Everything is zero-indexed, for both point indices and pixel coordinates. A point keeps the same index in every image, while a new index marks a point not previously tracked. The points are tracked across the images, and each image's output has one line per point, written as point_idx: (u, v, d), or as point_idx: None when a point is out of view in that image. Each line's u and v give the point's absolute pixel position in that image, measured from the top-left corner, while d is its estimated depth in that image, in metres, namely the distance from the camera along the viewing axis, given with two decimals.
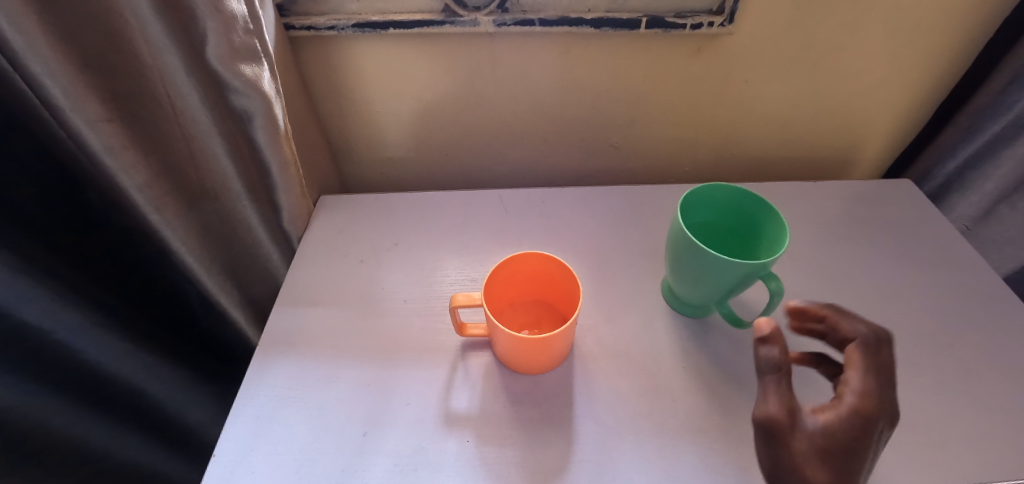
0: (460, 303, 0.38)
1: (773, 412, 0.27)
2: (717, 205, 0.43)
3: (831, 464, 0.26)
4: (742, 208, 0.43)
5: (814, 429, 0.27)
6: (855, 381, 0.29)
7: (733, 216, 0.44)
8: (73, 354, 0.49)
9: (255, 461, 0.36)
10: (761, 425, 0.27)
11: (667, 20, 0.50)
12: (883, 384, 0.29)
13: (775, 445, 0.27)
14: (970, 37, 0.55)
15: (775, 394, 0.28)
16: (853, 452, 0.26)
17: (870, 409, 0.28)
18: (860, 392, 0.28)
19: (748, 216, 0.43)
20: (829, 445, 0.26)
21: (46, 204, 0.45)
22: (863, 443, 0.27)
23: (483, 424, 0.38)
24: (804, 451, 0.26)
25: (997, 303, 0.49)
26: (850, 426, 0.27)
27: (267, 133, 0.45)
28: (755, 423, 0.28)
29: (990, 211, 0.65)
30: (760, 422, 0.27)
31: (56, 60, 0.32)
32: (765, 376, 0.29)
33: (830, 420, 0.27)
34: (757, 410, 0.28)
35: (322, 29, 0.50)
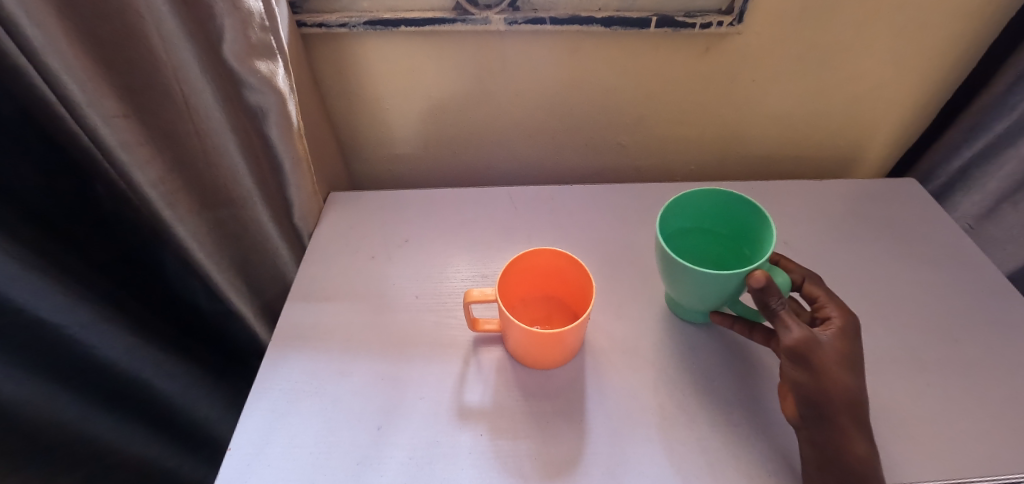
0: (474, 298, 0.38)
1: (802, 336, 0.33)
2: (688, 210, 0.44)
3: (849, 365, 0.34)
4: (713, 205, 0.43)
5: (825, 339, 0.34)
6: (828, 305, 0.38)
7: (708, 215, 0.44)
8: (83, 348, 0.49)
9: (271, 453, 0.36)
10: (795, 347, 0.33)
11: (677, 19, 0.50)
12: (837, 304, 0.38)
13: (807, 359, 0.33)
14: (974, 39, 0.55)
15: (793, 320, 0.34)
16: (850, 353, 0.35)
17: (845, 321, 0.37)
18: (835, 311, 0.37)
19: (722, 209, 0.43)
20: (844, 353, 0.34)
21: (58, 199, 0.45)
22: (849, 345, 0.35)
23: (496, 418, 0.38)
24: (828, 358, 0.33)
25: (1001, 300, 0.49)
26: (838, 334, 0.35)
27: (281, 130, 0.45)
28: (788, 349, 0.33)
29: (992, 210, 0.65)
30: (794, 347, 0.33)
31: (74, 55, 0.33)
32: (781, 312, 0.34)
33: (836, 335, 0.35)
34: (787, 337, 0.33)
35: (334, 26, 0.51)
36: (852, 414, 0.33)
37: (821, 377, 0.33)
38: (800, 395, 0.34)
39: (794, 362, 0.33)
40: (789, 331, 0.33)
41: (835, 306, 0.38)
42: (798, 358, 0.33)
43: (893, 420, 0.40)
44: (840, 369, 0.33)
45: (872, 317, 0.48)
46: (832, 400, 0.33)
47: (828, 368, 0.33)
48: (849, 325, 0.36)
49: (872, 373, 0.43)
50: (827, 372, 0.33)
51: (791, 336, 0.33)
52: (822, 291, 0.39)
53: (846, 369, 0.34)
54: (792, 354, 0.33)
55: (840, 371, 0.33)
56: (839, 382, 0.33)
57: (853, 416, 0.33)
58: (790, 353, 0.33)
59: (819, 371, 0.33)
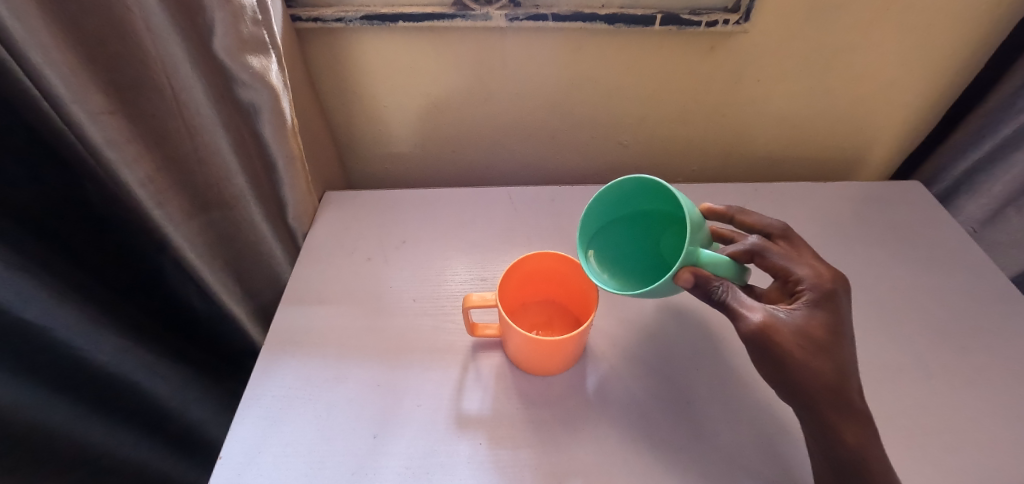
0: (473, 303, 0.37)
1: (755, 323, 0.31)
2: (603, 215, 0.40)
3: (821, 349, 0.31)
4: (623, 195, 0.39)
5: (787, 319, 0.32)
6: (800, 274, 0.34)
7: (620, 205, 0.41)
8: (72, 351, 0.48)
9: (263, 463, 0.35)
10: (754, 334, 0.31)
11: (682, 17, 0.49)
12: (801, 274, 0.34)
13: (770, 347, 0.31)
14: (981, 40, 0.55)
15: (744, 306, 0.31)
16: (823, 330, 0.32)
17: (817, 292, 0.33)
18: (808, 281, 0.34)
19: (627, 194, 0.39)
20: (813, 334, 0.31)
21: (45, 198, 0.43)
22: (819, 321, 0.32)
23: (496, 426, 0.37)
24: (794, 342, 0.31)
25: (1008, 305, 0.49)
26: (806, 311, 0.32)
27: (274, 127, 0.44)
28: (747, 340, 0.31)
29: (996, 213, 0.65)
30: (751, 337, 0.31)
31: (57, 47, 0.31)
32: (728, 301, 0.32)
33: (806, 313, 0.32)
34: (743, 328, 0.31)
35: (330, 20, 0.49)
36: (833, 399, 0.31)
37: (791, 366, 0.31)
38: (779, 385, 0.32)
39: (758, 351, 0.31)
40: (742, 318, 0.31)
41: (800, 278, 0.34)
42: (760, 347, 0.31)
43: (901, 429, 0.39)
44: (808, 350, 0.31)
45: (878, 322, 0.47)
46: (809, 388, 0.31)
47: (795, 354, 0.31)
48: (819, 297, 0.33)
49: (879, 380, 0.42)
50: (795, 358, 0.31)
51: (747, 325, 0.31)
52: (785, 259, 0.35)
53: (817, 351, 0.31)
54: (753, 343, 0.31)
55: (811, 355, 0.31)
56: (812, 368, 0.31)
57: (837, 403, 0.31)
58: (751, 342, 0.31)
59: (787, 359, 0.31)
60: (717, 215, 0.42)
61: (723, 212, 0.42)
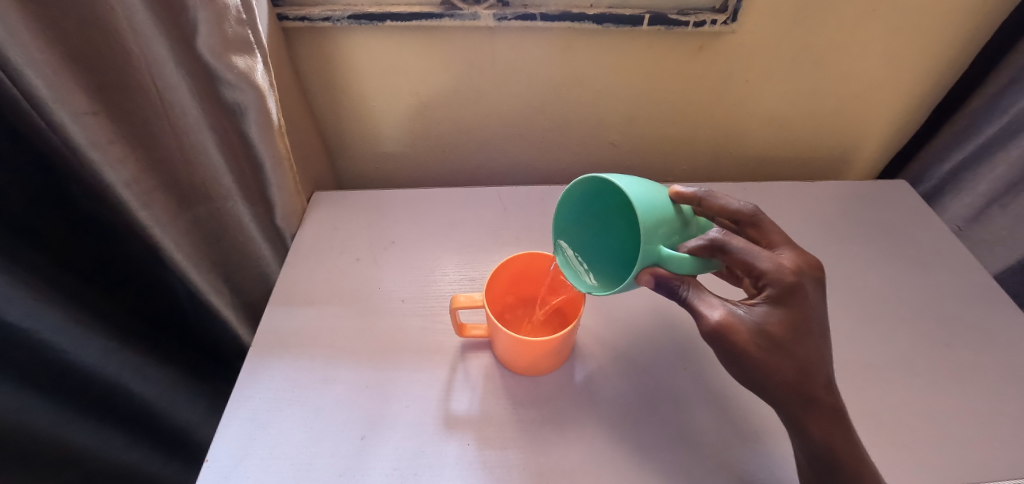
0: (461, 304, 0.37)
1: (713, 322, 0.31)
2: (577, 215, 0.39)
3: (784, 350, 0.30)
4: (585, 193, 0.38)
5: (746, 317, 0.31)
6: (765, 268, 0.31)
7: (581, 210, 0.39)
8: (58, 354, 0.47)
9: (250, 465, 0.35)
10: (713, 333, 0.31)
11: (670, 18, 0.50)
12: (765, 269, 0.31)
13: (728, 346, 0.31)
14: (965, 40, 0.55)
15: (704, 305, 0.32)
16: (782, 328, 0.30)
17: (780, 287, 0.31)
18: (771, 275, 0.31)
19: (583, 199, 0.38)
20: (775, 336, 0.30)
21: (27, 199, 0.43)
22: (778, 319, 0.30)
23: (484, 426, 0.37)
24: (752, 342, 0.30)
25: (989, 303, 0.49)
26: (767, 308, 0.31)
27: (260, 128, 0.43)
28: (708, 338, 0.32)
29: (981, 212, 0.65)
30: (711, 335, 0.31)
31: (37, 47, 0.31)
32: (688, 299, 0.32)
33: (767, 312, 0.31)
34: (703, 326, 0.31)
35: (317, 20, 0.49)
36: (796, 395, 0.31)
37: (750, 364, 0.31)
38: (744, 381, 0.32)
39: (718, 349, 0.32)
40: (701, 317, 0.31)
41: (763, 273, 0.31)
42: (719, 345, 0.31)
43: (884, 426, 0.39)
44: (767, 350, 0.30)
45: (862, 320, 0.47)
46: (770, 385, 0.31)
47: (754, 354, 0.30)
48: (781, 292, 0.31)
49: (862, 377, 0.43)
50: (753, 357, 0.30)
51: (706, 325, 0.31)
52: (750, 252, 0.31)
53: (775, 350, 0.30)
54: (713, 341, 0.31)
55: (770, 354, 0.30)
56: (771, 367, 0.30)
57: (800, 398, 0.31)
58: (711, 340, 0.31)
59: (746, 358, 0.31)
60: (687, 199, 0.33)
61: (690, 197, 0.33)
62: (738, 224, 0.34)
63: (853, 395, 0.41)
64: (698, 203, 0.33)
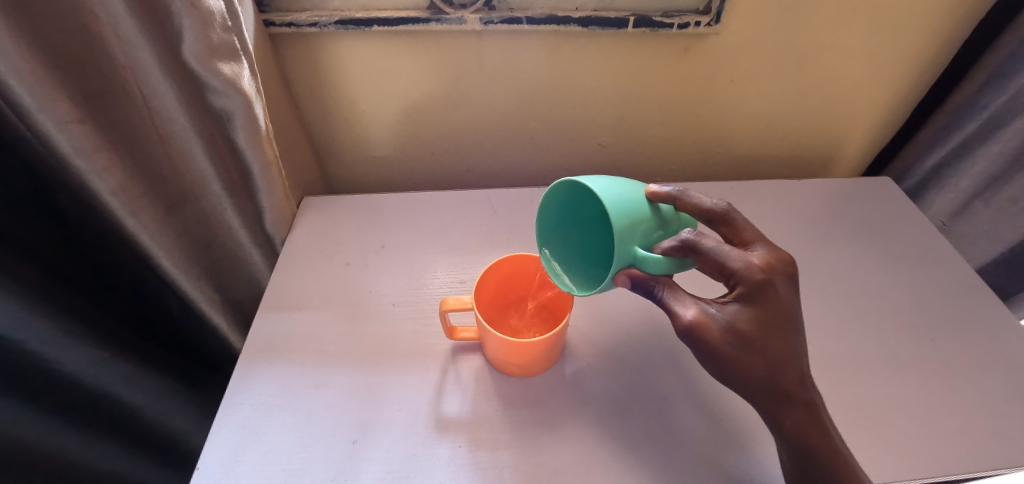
0: (450, 307, 0.37)
1: (686, 320, 0.31)
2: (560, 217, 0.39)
3: (753, 348, 0.31)
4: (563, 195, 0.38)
5: (718, 315, 0.31)
6: (736, 267, 0.31)
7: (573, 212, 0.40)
8: (47, 363, 0.47)
9: (242, 472, 0.35)
10: (686, 331, 0.32)
11: (655, 20, 0.50)
12: (735, 268, 0.31)
13: (700, 344, 0.31)
14: (944, 38, 0.56)
15: (679, 303, 0.32)
16: (753, 327, 0.31)
17: (749, 286, 0.31)
18: (741, 274, 0.31)
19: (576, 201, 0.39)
20: (744, 334, 0.31)
21: (15, 209, 0.42)
22: (748, 317, 0.31)
23: (476, 428, 0.38)
24: (723, 339, 0.31)
25: (971, 297, 0.50)
26: (737, 307, 0.31)
27: (248, 134, 0.43)
28: (681, 335, 0.32)
29: (964, 206, 0.66)
30: (684, 332, 0.32)
31: (20, 55, 0.30)
32: (663, 298, 0.32)
33: (737, 311, 0.31)
34: (677, 324, 0.32)
35: (304, 25, 0.49)
36: (769, 391, 0.31)
37: (722, 362, 0.31)
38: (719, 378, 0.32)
39: (692, 345, 0.32)
40: (674, 315, 0.32)
41: (733, 272, 0.31)
42: (692, 342, 0.32)
43: (871, 420, 0.40)
44: (737, 347, 0.31)
45: (848, 316, 0.48)
46: (744, 382, 0.31)
47: (726, 352, 0.31)
48: (751, 292, 0.31)
49: (849, 372, 0.43)
50: (724, 355, 0.31)
51: (679, 324, 0.32)
52: (721, 251, 0.31)
53: (745, 348, 0.31)
54: (686, 339, 0.32)
55: (741, 351, 0.31)
56: (742, 364, 0.31)
57: (774, 394, 0.31)
58: (685, 338, 0.32)
59: (718, 356, 0.31)
60: (664, 197, 0.33)
61: (665, 196, 0.33)
62: (711, 223, 0.34)
63: (840, 390, 0.42)
64: (673, 202, 0.33)
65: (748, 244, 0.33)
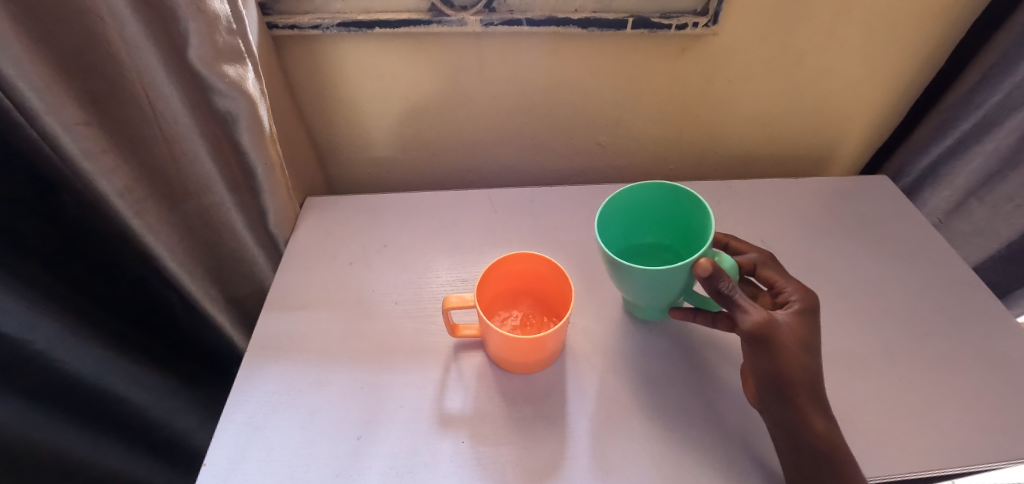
0: (453, 305, 0.38)
1: (758, 318, 0.33)
2: (612, 226, 0.43)
3: (806, 349, 0.35)
4: (628, 206, 0.43)
5: (783, 319, 0.35)
6: (788, 288, 0.38)
7: (619, 216, 0.43)
8: (54, 363, 0.47)
9: (248, 468, 0.36)
10: (755, 332, 0.33)
11: (653, 21, 0.51)
12: (792, 290, 0.38)
13: (767, 340, 0.34)
14: (939, 38, 0.57)
15: (750, 304, 0.34)
16: (807, 334, 0.35)
17: (804, 304, 0.37)
18: (794, 294, 0.38)
19: (627, 207, 0.43)
20: (804, 336, 0.35)
21: (22, 209, 0.43)
22: (806, 325, 0.36)
23: (478, 423, 0.38)
24: (787, 339, 0.34)
25: (967, 293, 0.51)
26: (795, 317, 0.36)
27: (252, 135, 0.44)
28: (748, 334, 0.34)
29: (960, 205, 0.68)
30: (755, 330, 0.33)
31: (29, 58, 0.31)
32: (738, 298, 0.34)
33: (798, 317, 0.36)
34: (746, 322, 0.33)
35: (306, 28, 0.50)
36: (809, 389, 0.34)
37: (781, 358, 0.34)
38: (761, 373, 0.34)
39: (755, 345, 0.34)
40: (748, 313, 0.33)
41: (791, 292, 0.38)
42: (758, 341, 0.34)
43: (867, 415, 0.40)
44: (798, 346, 0.34)
45: (846, 312, 0.48)
46: (788, 375, 0.34)
47: (786, 349, 0.34)
48: (803, 308, 0.37)
49: (847, 368, 0.44)
50: (784, 349, 0.34)
51: (750, 318, 0.33)
52: (777, 275, 0.40)
53: (802, 348, 0.34)
54: (752, 338, 0.34)
55: (798, 351, 0.34)
56: (797, 361, 0.34)
57: (812, 391, 0.34)
58: (750, 337, 0.34)
59: (779, 353, 0.34)
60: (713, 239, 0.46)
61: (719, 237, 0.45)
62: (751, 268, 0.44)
63: (838, 385, 0.42)
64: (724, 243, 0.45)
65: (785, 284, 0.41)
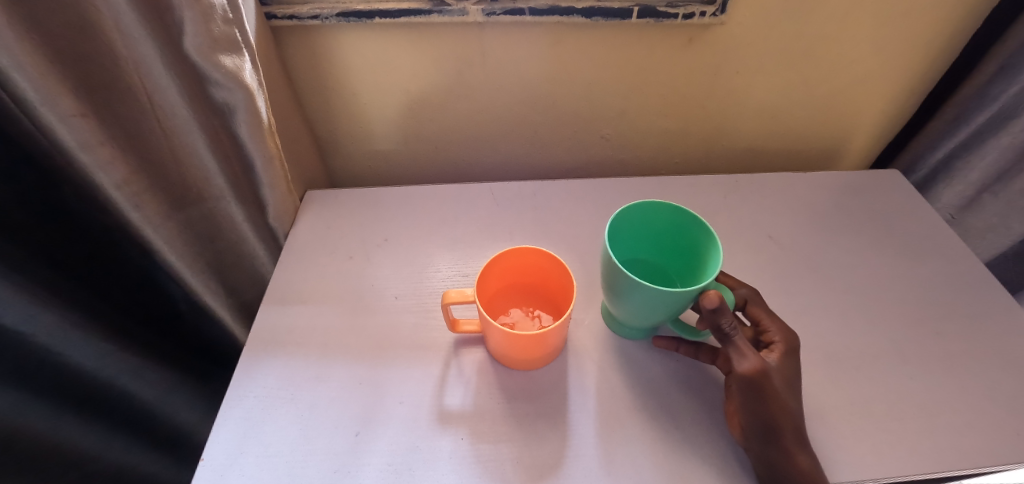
0: (452, 300, 0.37)
1: (753, 363, 0.34)
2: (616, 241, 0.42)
3: (791, 392, 0.34)
4: (633, 224, 0.41)
5: (771, 364, 0.35)
6: (772, 328, 0.37)
7: (624, 231, 0.41)
8: (55, 356, 0.47)
9: (246, 463, 0.35)
10: (750, 377, 0.34)
11: (659, 10, 0.49)
12: (776, 329, 0.37)
13: (761, 385, 0.34)
14: (957, 28, 0.55)
15: (746, 348, 0.34)
16: (791, 378, 0.35)
17: (786, 345, 0.36)
18: (778, 334, 0.37)
19: (632, 222, 0.41)
20: (788, 379, 0.35)
21: (20, 202, 0.42)
22: (790, 368, 0.35)
23: (478, 421, 0.38)
24: (778, 383, 0.34)
25: (980, 291, 0.50)
26: (780, 360, 0.35)
27: (250, 127, 0.43)
28: (742, 378, 0.34)
29: (973, 200, 0.66)
30: (748, 376, 0.34)
31: (24, 49, 0.30)
32: (735, 339, 0.34)
33: (784, 360, 0.35)
34: (742, 365, 0.34)
35: (305, 18, 0.49)
36: (793, 428, 0.33)
37: (771, 401, 0.33)
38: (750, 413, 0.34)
39: (747, 390, 0.34)
40: (744, 358, 0.34)
41: (774, 332, 0.37)
42: (750, 387, 0.34)
43: (876, 415, 0.40)
44: (785, 390, 0.34)
45: (855, 310, 0.47)
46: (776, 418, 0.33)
47: (777, 393, 0.34)
48: (787, 349, 0.36)
49: (855, 366, 0.43)
50: (776, 395, 0.34)
51: (746, 363, 0.34)
52: (764, 314, 0.38)
53: (788, 390, 0.34)
54: (744, 383, 0.34)
55: (785, 393, 0.34)
56: (784, 405, 0.33)
57: (796, 430, 0.34)
58: (743, 381, 0.34)
59: (768, 396, 0.33)
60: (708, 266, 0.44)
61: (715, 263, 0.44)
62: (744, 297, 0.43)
63: (847, 384, 0.41)
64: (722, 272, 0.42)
65: None
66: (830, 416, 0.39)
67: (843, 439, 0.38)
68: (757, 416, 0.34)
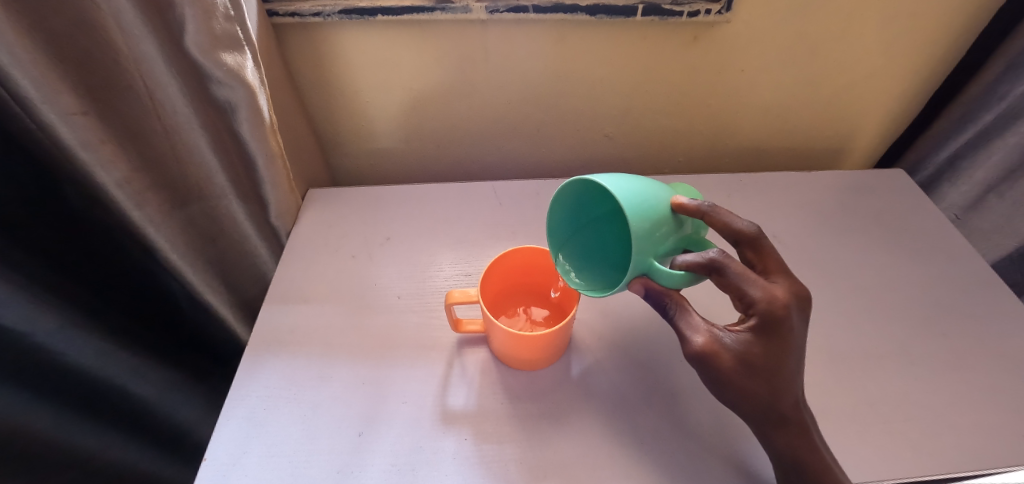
0: (455, 300, 0.37)
1: (695, 347, 0.32)
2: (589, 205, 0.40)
3: (755, 376, 0.31)
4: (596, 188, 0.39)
5: (728, 345, 0.32)
6: (752, 296, 0.31)
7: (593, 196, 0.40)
8: (54, 355, 0.47)
9: (248, 464, 0.35)
10: (696, 356, 0.32)
11: (664, 8, 0.49)
12: (754, 298, 0.31)
13: (714, 370, 0.32)
14: (963, 27, 0.55)
15: (690, 329, 0.32)
16: (758, 359, 0.31)
17: (761, 319, 0.31)
18: (757, 304, 0.31)
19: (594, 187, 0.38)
20: (751, 360, 0.31)
21: (20, 200, 0.42)
22: (760, 347, 0.31)
23: (481, 421, 0.37)
24: (732, 367, 0.31)
25: (986, 292, 0.49)
26: (744, 339, 0.32)
27: (252, 125, 0.43)
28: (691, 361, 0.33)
29: (979, 200, 0.66)
30: (692, 359, 0.32)
31: (24, 47, 0.30)
32: (677, 320, 0.33)
33: (747, 340, 0.32)
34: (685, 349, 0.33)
35: (307, 15, 0.49)
36: (776, 417, 0.32)
37: (735, 386, 0.32)
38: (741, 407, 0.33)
39: (701, 372, 0.33)
40: (684, 341, 0.32)
41: (752, 301, 0.31)
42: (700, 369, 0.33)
43: (881, 417, 0.39)
44: (743, 374, 0.31)
45: (860, 311, 0.47)
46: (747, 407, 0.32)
47: (732, 379, 0.32)
48: (762, 325, 0.31)
49: (861, 368, 0.42)
50: (734, 382, 0.32)
51: (688, 347, 0.32)
52: (742, 279, 0.31)
53: (751, 376, 0.31)
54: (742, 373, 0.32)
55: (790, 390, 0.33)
56: (752, 393, 0.32)
57: (774, 418, 0.32)
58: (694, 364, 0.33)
59: (731, 383, 0.32)
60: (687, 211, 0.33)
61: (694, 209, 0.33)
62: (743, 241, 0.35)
63: (852, 386, 0.41)
64: (703, 216, 0.33)
65: (770, 273, 0.34)
66: (834, 417, 0.39)
67: (847, 441, 0.38)
68: (726, 400, 0.33)
